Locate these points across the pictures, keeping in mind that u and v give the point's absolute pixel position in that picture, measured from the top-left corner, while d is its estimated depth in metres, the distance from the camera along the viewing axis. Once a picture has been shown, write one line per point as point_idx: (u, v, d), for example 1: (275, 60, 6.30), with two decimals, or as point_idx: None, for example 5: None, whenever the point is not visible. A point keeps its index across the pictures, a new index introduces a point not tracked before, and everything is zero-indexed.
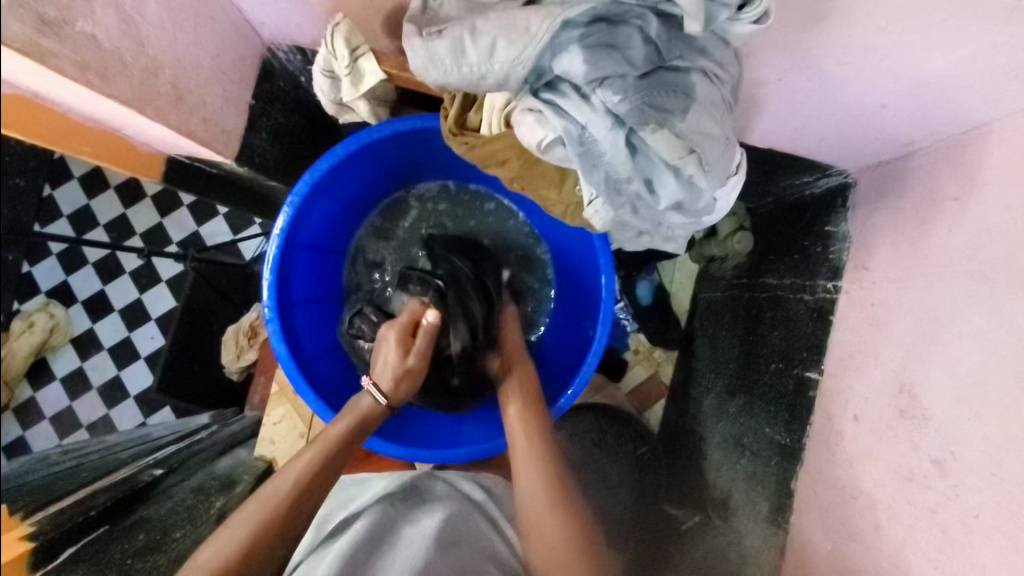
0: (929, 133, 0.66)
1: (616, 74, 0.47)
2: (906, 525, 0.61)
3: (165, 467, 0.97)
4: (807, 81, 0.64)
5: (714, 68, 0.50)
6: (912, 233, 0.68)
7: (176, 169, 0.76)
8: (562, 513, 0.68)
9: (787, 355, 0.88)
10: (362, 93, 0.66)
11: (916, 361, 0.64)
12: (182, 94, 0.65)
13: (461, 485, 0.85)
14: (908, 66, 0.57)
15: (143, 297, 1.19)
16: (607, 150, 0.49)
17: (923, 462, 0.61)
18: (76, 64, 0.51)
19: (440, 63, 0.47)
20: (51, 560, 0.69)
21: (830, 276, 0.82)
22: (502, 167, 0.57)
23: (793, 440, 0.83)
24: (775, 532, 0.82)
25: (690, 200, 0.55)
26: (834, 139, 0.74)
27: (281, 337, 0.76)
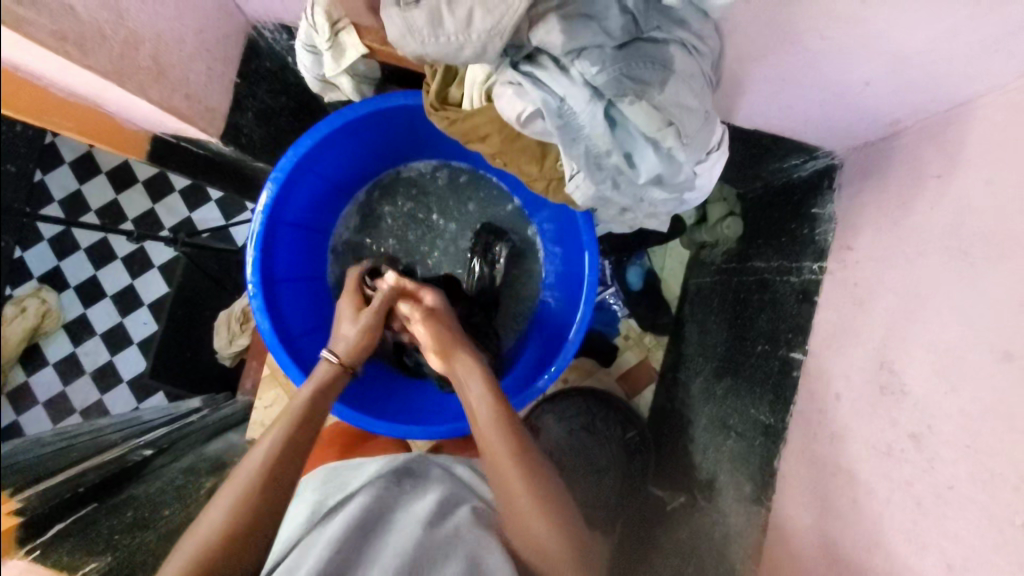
0: (915, 112, 0.66)
1: (593, 45, 0.47)
2: (883, 498, 0.62)
3: (155, 448, 0.96)
4: (792, 59, 0.64)
5: (694, 41, 0.51)
6: (896, 212, 0.68)
7: (160, 147, 0.76)
8: (541, 513, 0.67)
9: (772, 337, 0.88)
10: (345, 69, 0.64)
11: (897, 339, 0.64)
12: (163, 69, 0.65)
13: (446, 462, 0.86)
14: (888, 43, 0.57)
15: (134, 283, 1.30)
16: (586, 123, 0.50)
17: (901, 436, 0.61)
18: (54, 34, 0.51)
19: (418, 34, 0.46)
20: (41, 534, 0.70)
21: (815, 258, 0.82)
22: (483, 142, 0.57)
23: (776, 421, 0.83)
24: (758, 510, 0.83)
25: (670, 174, 0.55)
26: (819, 120, 0.74)
27: (265, 313, 0.76)
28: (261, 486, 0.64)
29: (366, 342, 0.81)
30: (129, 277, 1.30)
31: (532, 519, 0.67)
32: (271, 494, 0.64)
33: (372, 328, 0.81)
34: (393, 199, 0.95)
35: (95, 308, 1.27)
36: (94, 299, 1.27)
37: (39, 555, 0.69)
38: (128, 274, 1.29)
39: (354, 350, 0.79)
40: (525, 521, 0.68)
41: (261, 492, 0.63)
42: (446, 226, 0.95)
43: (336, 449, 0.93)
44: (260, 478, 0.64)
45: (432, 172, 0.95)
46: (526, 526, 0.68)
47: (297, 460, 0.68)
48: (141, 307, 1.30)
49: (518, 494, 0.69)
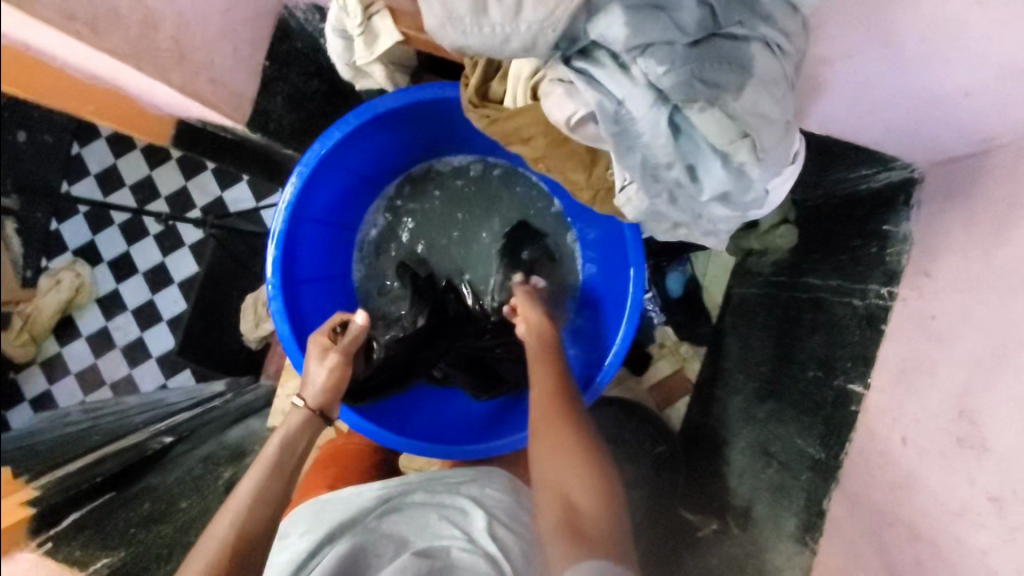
0: (1011, 133, 0.57)
1: (662, 41, 0.40)
2: (954, 564, 0.55)
3: (176, 434, 0.93)
4: (882, 59, 0.56)
5: (778, 38, 0.43)
6: (989, 241, 0.59)
7: (186, 131, 0.72)
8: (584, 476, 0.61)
9: (827, 363, 0.81)
10: (378, 57, 0.59)
11: (981, 387, 0.57)
12: (185, 52, 0.61)
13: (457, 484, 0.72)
14: (1003, 46, 0.49)
15: (165, 261, 1.27)
16: (646, 131, 0.43)
17: (979, 498, 0.55)
18: (62, 12, 0.48)
19: (458, 22, 0.40)
20: (54, 525, 0.71)
21: (884, 281, 0.74)
22: (525, 145, 0.51)
23: (828, 456, 0.76)
24: (802, 551, 0.77)
25: (737, 191, 0.48)
26: (903, 129, 0.65)
27: (285, 316, 0.73)
28: (233, 544, 0.60)
29: (332, 382, 0.72)
30: (159, 255, 1.27)
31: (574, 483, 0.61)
32: (242, 555, 0.60)
33: (342, 373, 0.73)
34: (424, 196, 0.90)
35: (127, 284, 1.26)
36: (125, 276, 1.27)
37: (50, 548, 0.70)
38: (159, 251, 1.26)
39: (322, 393, 0.72)
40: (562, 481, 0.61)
41: (232, 553, 0.60)
42: (478, 228, 0.90)
43: (333, 471, 0.82)
44: (234, 537, 0.60)
45: (467, 170, 0.89)
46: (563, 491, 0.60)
47: (270, 509, 0.64)
48: (171, 285, 1.27)
49: (563, 454, 0.64)
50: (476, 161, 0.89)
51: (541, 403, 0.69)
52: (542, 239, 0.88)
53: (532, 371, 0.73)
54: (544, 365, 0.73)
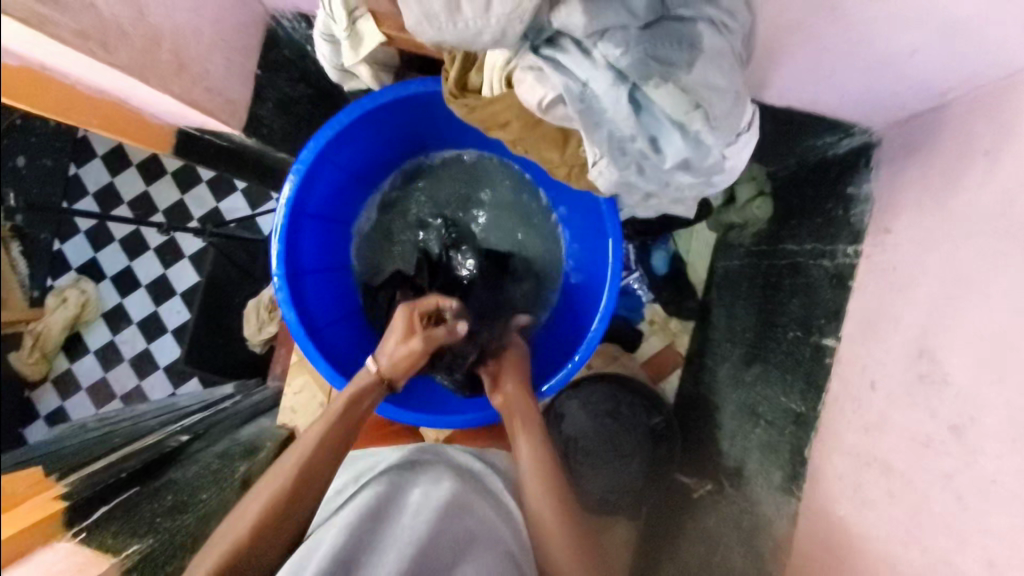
0: (964, 82, 0.62)
1: (617, 25, 0.45)
2: (921, 490, 0.60)
3: (191, 433, 0.99)
4: (826, 30, 0.61)
5: (723, 17, 0.48)
6: (941, 192, 0.64)
7: (186, 140, 0.76)
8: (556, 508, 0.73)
9: (804, 323, 0.86)
10: (364, 58, 0.64)
11: (937, 326, 0.62)
12: (184, 63, 0.66)
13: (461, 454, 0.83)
14: (935, 9, 0.54)
15: (166, 273, 1.32)
16: (609, 107, 0.48)
17: (941, 427, 0.59)
18: (74, 32, 0.53)
19: (434, 20, 0.45)
20: (86, 517, 0.73)
21: (851, 240, 0.79)
22: (503, 130, 0.56)
23: (808, 409, 0.81)
24: (788, 499, 0.82)
25: (697, 159, 0.53)
26: (857, 94, 0.70)
27: (292, 305, 0.77)
28: (289, 489, 0.68)
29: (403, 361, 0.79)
30: (161, 267, 1.32)
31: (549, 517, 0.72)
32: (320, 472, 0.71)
33: (420, 357, 0.79)
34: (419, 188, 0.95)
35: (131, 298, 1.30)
36: (129, 289, 1.31)
37: (84, 537, 0.72)
38: (160, 264, 1.31)
39: (395, 366, 0.80)
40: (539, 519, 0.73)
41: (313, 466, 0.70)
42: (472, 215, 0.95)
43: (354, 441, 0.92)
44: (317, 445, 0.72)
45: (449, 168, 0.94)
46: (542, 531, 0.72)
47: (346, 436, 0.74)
48: (174, 297, 1.32)
49: (551, 528, 0.71)
50: (466, 151, 0.93)
51: (529, 474, 0.75)
52: (536, 242, 0.94)
53: (516, 442, 0.78)
54: (527, 435, 0.78)
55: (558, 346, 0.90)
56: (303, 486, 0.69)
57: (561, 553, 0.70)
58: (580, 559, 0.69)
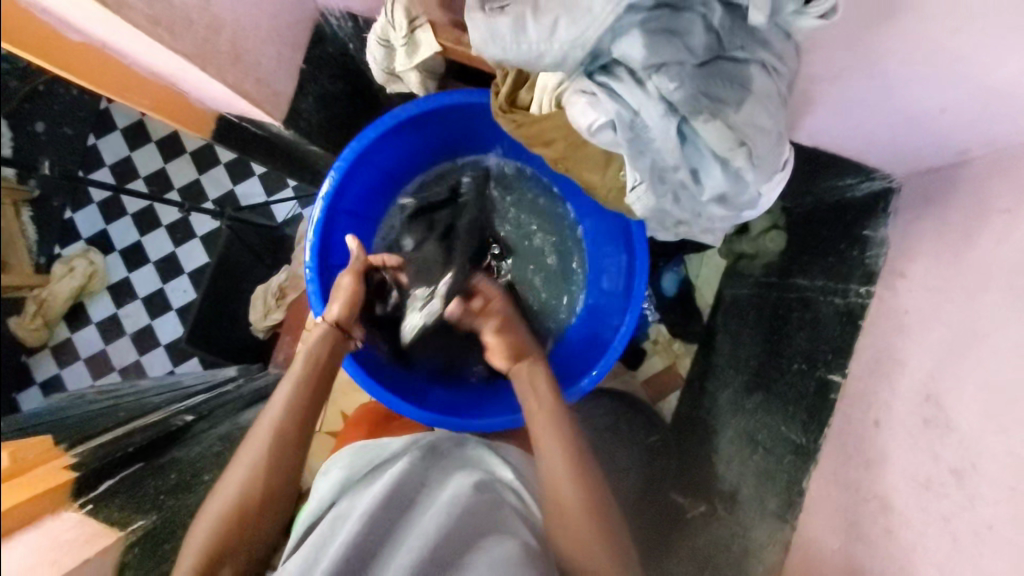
0: (987, 144, 0.64)
1: (674, 61, 0.47)
2: (917, 530, 0.62)
3: (195, 413, 0.98)
4: (864, 80, 0.63)
5: (775, 62, 0.50)
6: (957, 244, 0.67)
7: (225, 127, 0.78)
8: (581, 492, 0.69)
9: (811, 357, 0.88)
10: (416, 65, 0.65)
11: (947, 374, 0.64)
12: (239, 54, 0.67)
13: (477, 449, 0.81)
14: (973, 73, 0.56)
15: (177, 251, 1.32)
16: (657, 137, 0.50)
17: (943, 471, 0.61)
18: (149, 18, 0.53)
19: (500, 40, 0.47)
20: (93, 489, 0.74)
21: (864, 281, 0.81)
22: (547, 147, 0.59)
23: (809, 441, 0.83)
24: (783, 527, 0.84)
25: (733, 194, 0.55)
26: (883, 142, 0.72)
27: (320, 297, 0.79)
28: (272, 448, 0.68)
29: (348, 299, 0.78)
30: (172, 245, 1.32)
31: (576, 498, 0.69)
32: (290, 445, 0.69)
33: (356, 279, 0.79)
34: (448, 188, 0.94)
35: (139, 273, 1.30)
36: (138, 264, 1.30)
37: (92, 509, 0.73)
38: (171, 242, 1.32)
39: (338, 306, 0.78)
40: (563, 500, 0.69)
41: (284, 439, 0.69)
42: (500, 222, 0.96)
43: (365, 428, 0.93)
44: (287, 418, 0.69)
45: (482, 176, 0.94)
46: (563, 515, 0.69)
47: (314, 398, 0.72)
48: (181, 276, 1.33)
49: (559, 470, 0.70)
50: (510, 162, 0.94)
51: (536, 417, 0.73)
52: (560, 255, 0.96)
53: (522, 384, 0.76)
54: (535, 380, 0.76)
55: (568, 359, 0.92)
56: (302, 411, 0.71)
57: (569, 495, 0.69)
58: (586, 504, 0.68)
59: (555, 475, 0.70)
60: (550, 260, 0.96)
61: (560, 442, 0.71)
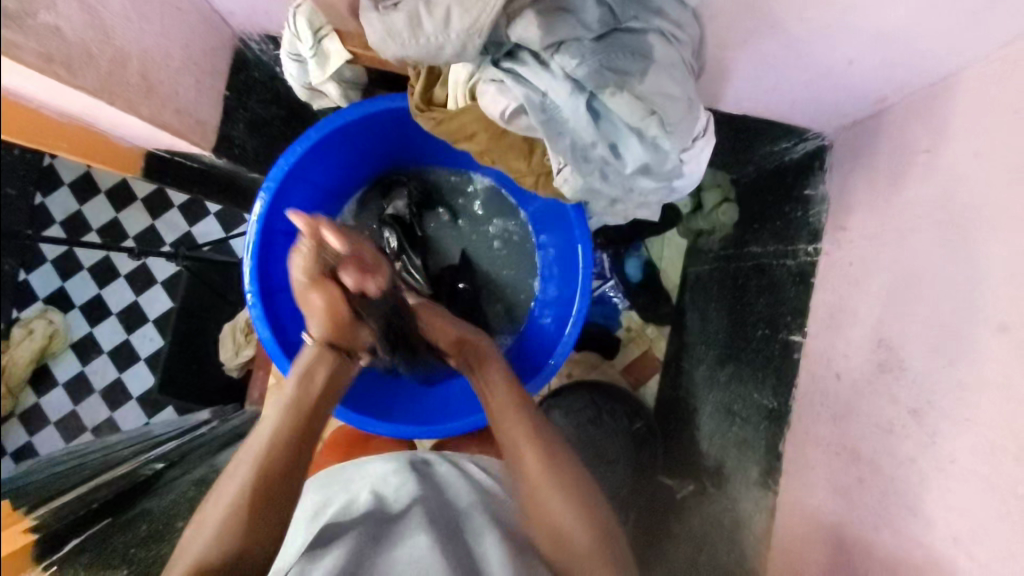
0: (900, 88, 0.66)
1: (572, 38, 0.48)
2: (888, 475, 0.62)
3: (166, 460, 0.97)
4: (774, 42, 0.64)
5: (672, 28, 0.51)
6: (887, 189, 0.68)
7: (157, 163, 0.77)
8: (577, 520, 0.68)
9: (772, 321, 0.88)
10: (332, 76, 0.66)
11: (893, 316, 0.64)
12: (152, 85, 0.66)
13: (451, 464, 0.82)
14: (871, 19, 0.57)
15: (139, 299, 1.25)
16: (569, 116, 0.50)
17: (902, 413, 0.61)
18: (40, 55, 0.52)
19: (398, 36, 0.47)
20: (57, 550, 0.71)
21: (810, 239, 0.82)
22: (470, 141, 0.58)
23: (780, 404, 0.84)
24: (767, 494, 0.83)
25: (657, 163, 0.55)
26: (806, 101, 0.74)
27: (265, 321, 0.77)
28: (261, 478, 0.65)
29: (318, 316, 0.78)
30: (132, 294, 1.25)
31: (571, 528, 0.68)
32: (261, 505, 0.63)
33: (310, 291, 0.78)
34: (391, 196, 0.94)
35: (101, 327, 1.24)
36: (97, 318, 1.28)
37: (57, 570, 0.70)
38: (131, 290, 1.25)
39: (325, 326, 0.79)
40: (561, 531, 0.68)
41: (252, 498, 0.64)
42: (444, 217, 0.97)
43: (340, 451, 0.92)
44: (256, 479, 0.64)
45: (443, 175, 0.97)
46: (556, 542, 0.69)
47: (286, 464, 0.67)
48: (146, 324, 1.26)
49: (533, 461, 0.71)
50: (478, 177, 0.95)
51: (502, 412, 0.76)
52: (510, 249, 0.96)
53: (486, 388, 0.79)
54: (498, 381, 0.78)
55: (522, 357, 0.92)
56: (292, 445, 0.68)
57: (550, 490, 0.70)
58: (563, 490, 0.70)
59: (544, 508, 0.70)
60: (502, 253, 0.97)
61: (543, 467, 0.71)
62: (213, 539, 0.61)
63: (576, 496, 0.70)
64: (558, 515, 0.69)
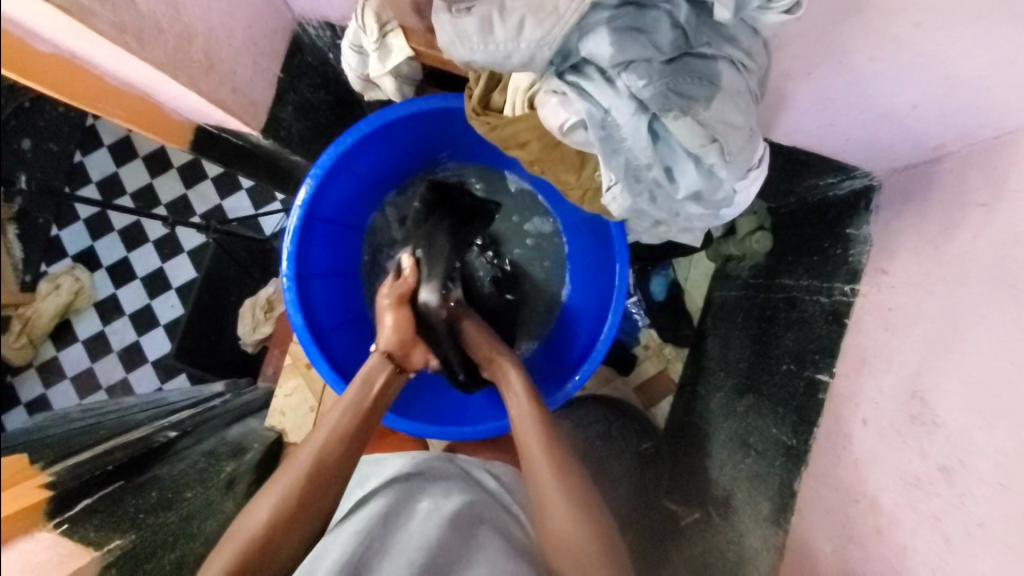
0: (961, 138, 0.64)
1: (642, 58, 0.47)
2: (909, 530, 0.61)
3: (179, 429, 0.96)
4: (837, 77, 0.63)
5: (742, 57, 0.50)
6: (937, 239, 0.66)
7: (204, 139, 0.78)
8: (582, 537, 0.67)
9: (798, 357, 0.87)
10: (389, 70, 0.67)
11: (930, 369, 0.63)
12: (213, 63, 0.67)
13: (466, 465, 0.82)
14: (943, 65, 0.56)
15: (164, 267, 1.26)
16: (628, 136, 0.50)
17: (931, 468, 0.60)
18: (114, 24, 0.54)
19: (467, 40, 0.47)
20: (69, 509, 0.70)
21: (848, 279, 0.81)
22: (522, 149, 0.58)
23: (799, 442, 0.82)
24: (775, 531, 0.82)
25: (709, 191, 0.55)
26: (862, 140, 0.73)
27: (298, 307, 0.78)
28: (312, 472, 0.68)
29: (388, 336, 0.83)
30: (158, 260, 1.26)
31: (581, 538, 0.66)
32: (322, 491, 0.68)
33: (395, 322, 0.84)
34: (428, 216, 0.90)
35: (126, 289, 1.25)
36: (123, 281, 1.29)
37: (67, 529, 0.69)
38: (158, 257, 1.26)
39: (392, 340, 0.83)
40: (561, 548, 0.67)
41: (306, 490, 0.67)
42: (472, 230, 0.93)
43: None
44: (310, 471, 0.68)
45: (484, 180, 0.96)
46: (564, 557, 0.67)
47: (337, 465, 0.70)
48: (170, 290, 1.26)
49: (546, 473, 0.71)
50: (513, 177, 0.95)
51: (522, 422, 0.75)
52: (542, 259, 0.96)
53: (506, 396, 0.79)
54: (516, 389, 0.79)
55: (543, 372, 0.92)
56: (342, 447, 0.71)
57: (559, 504, 0.69)
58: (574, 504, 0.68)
59: (556, 519, 0.68)
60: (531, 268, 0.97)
61: (558, 479, 0.70)
62: (266, 516, 0.64)
63: (585, 501, 0.69)
64: (570, 528, 0.67)
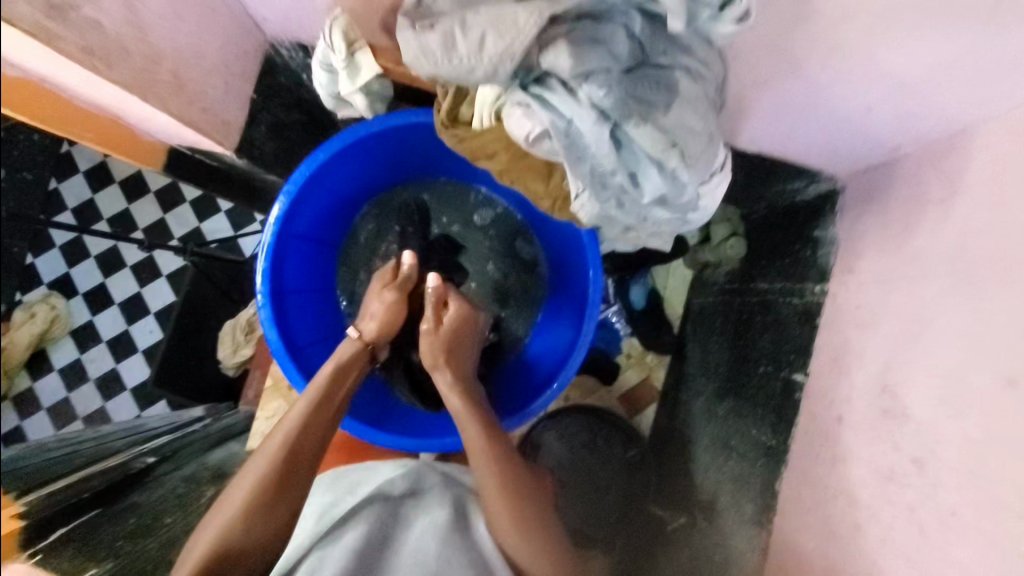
0: (915, 139, 0.67)
1: (601, 68, 0.49)
2: (886, 523, 0.62)
3: (158, 455, 0.94)
4: (795, 84, 0.66)
5: (697, 66, 0.52)
6: (897, 236, 0.69)
7: (176, 159, 0.79)
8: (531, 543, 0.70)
9: (775, 358, 0.88)
10: (359, 88, 0.68)
11: (898, 363, 0.65)
12: (183, 83, 0.68)
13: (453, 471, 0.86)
14: (893, 69, 0.59)
15: (142, 291, 1.25)
16: (593, 143, 0.51)
17: (903, 460, 0.61)
18: (82, 48, 0.54)
19: (431, 55, 0.48)
20: (46, 537, 0.69)
21: (818, 280, 0.83)
22: (491, 160, 0.59)
23: (778, 442, 0.83)
24: (759, 532, 0.82)
25: (673, 195, 0.57)
26: (823, 144, 0.75)
27: (273, 324, 0.78)
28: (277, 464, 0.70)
29: (393, 317, 0.87)
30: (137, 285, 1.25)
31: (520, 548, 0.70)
32: (284, 486, 0.69)
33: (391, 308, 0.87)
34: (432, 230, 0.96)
35: (102, 315, 1.23)
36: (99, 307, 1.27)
37: (41, 559, 0.66)
38: (136, 282, 1.25)
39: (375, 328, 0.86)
40: (511, 547, 0.71)
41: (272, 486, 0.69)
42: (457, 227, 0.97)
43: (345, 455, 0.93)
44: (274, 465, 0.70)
45: (454, 193, 0.97)
46: (497, 522, 0.72)
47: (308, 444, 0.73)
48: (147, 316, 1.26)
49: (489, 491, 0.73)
50: (483, 188, 0.96)
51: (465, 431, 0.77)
52: (514, 264, 0.97)
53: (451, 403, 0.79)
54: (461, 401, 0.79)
55: (522, 386, 0.92)
56: (310, 432, 0.74)
57: (504, 518, 0.71)
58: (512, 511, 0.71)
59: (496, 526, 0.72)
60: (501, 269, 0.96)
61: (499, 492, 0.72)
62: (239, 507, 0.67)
63: (520, 511, 0.72)
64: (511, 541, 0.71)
